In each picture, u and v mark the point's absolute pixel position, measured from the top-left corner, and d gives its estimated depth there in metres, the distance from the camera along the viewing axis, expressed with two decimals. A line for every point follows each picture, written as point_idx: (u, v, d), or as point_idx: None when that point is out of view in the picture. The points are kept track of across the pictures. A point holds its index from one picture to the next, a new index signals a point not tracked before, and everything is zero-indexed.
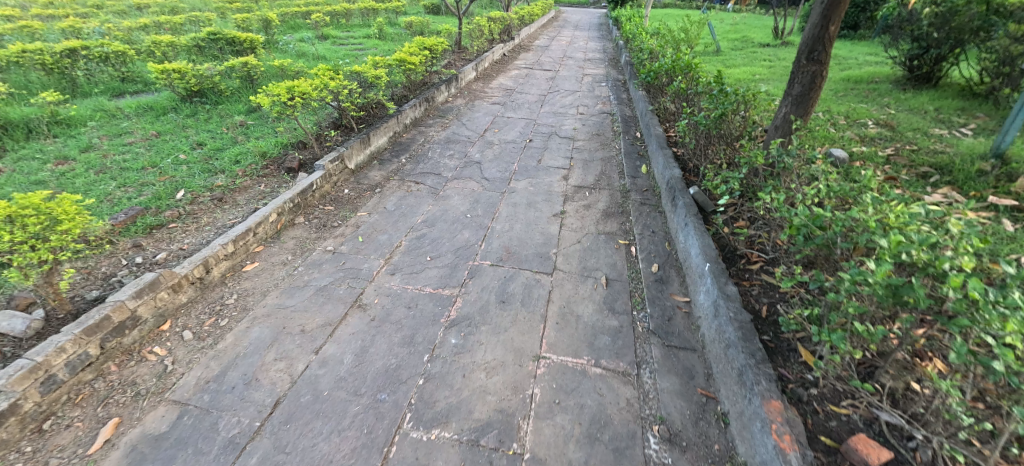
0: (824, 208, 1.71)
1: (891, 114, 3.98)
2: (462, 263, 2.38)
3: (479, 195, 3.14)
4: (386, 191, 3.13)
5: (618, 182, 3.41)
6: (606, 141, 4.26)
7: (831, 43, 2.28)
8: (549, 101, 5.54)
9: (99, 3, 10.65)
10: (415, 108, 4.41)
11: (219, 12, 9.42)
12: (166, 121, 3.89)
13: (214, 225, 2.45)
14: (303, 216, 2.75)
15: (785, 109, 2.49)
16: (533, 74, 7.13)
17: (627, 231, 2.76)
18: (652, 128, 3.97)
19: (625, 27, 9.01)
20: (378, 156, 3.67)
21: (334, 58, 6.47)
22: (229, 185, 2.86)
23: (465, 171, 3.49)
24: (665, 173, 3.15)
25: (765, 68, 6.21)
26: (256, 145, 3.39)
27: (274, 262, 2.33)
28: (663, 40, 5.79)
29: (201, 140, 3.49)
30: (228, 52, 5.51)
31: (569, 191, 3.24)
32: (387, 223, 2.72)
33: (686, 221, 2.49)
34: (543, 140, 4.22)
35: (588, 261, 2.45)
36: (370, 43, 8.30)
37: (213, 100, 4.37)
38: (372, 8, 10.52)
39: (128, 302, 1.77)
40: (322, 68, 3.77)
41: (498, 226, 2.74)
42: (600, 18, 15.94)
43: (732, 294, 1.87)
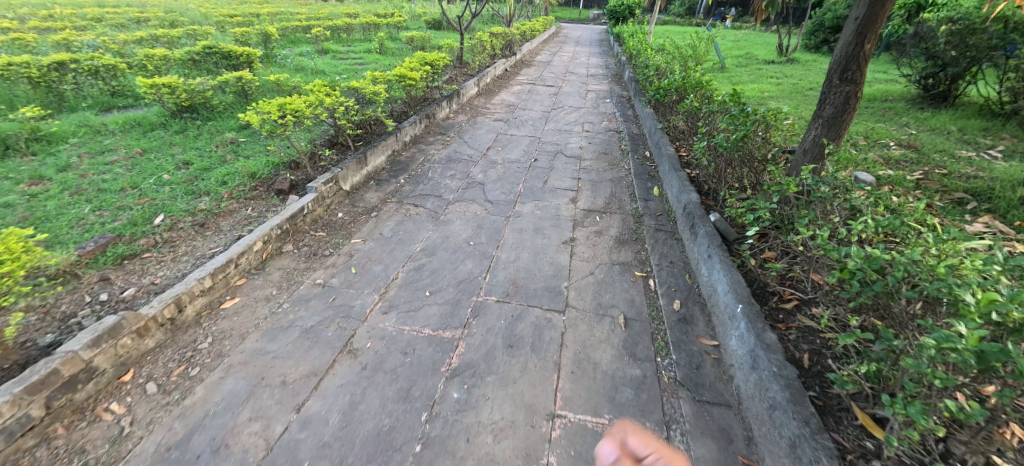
0: (878, 249, 1.51)
1: (913, 135, 3.81)
2: (464, 299, 2.16)
3: (482, 220, 2.93)
4: (383, 215, 2.93)
5: (630, 206, 3.21)
6: (614, 161, 4.08)
7: (866, 62, 2.11)
8: (553, 118, 5.39)
9: (98, 17, 10.58)
10: (415, 125, 4.24)
11: (218, 26, 9.33)
12: (153, 138, 3.70)
13: (191, 255, 2.24)
14: (292, 243, 2.54)
15: (816, 132, 2.31)
16: (536, 90, 6.99)
17: (643, 261, 2.55)
18: (663, 148, 3.80)
19: (629, 43, 8.93)
20: (375, 176, 3.48)
21: (333, 74, 6.33)
22: (212, 209, 2.66)
23: (468, 193, 3.30)
24: (681, 197, 2.96)
25: (773, 85, 6.09)
26: (246, 164, 3.19)
27: (257, 297, 2.11)
28: (670, 57, 5.66)
29: (188, 159, 3.29)
30: (224, 66, 5.36)
31: (578, 215, 3.04)
32: (382, 252, 2.51)
33: (709, 253, 2.28)
34: (548, 159, 4.04)
35: (603, 296, 2.23)
36: (371, 58, 8.19)
37: (204, 116, 4.18)
38: (373, 22, 10.47)
39: (82, 352, 1.54)
40: (318, 84, 3.60)
41: (504, 255, 2.53)
42: (601, 34, 15.99)
43: (772, 344, 1.65)
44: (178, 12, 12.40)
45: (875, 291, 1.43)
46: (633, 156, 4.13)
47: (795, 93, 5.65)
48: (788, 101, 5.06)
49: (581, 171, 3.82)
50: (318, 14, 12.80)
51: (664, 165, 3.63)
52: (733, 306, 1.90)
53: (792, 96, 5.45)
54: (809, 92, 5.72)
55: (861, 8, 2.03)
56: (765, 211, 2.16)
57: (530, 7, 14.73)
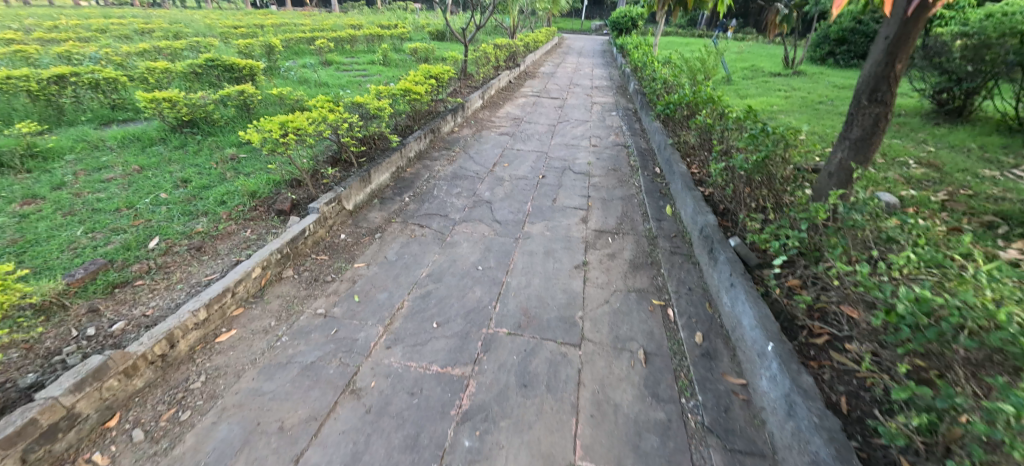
0: (928, 289, 1.39)
1: (931, 152, 3.70)
2: (473, 331, 2.04)
3: (490, 241, 2.82)
4: (388, 237, 2.82)
5: (642, 226, 3.10)
6: (624, 177, 3.98)
7: (897, 82, 2.00)
8: (560, 131, 5.30)
9: (102, 28, 10.59)
10: (420, 140, 4.15)
11: (222, 38, 9.33)
12: (152, 154, 3.61)
13: (186, 283, 2.14)
14: (293, 267, 2.43)
15: (841, 155, 2.20)
16: (541, 102, 6.93)
17: (660, 288, 2.43)
18: (675, 166, 3.70)
19: (633, 55, 8.89)
20: (379, 194, 3.39)
21: (336, 87, 6.28)
22: (210, 232, 2.56)
23: (475, 212, 3.19)
24: (697, 219, 2.85)
25: (782, 98, 6.01)
26: (246, 183, 3.10)
27: (254, 329, 1.99)
28: (677, 70, 5.59)
29: (187, 177, 3.20)
30: (226, 79, 5.29)
31: (590, 237, 2.93)
32: (387, 278, 2.39)
33: (731, 281, 2.15)
34: (556, 175, 3.94)
35: (620, 328, 2.11)
36: (374, 69, 8.15)
37: (204, 130, 4.10)
38: (377, 33, 10.47)
39: (64, 398, 1.42)
40: (322, 99, 3.52)
41: (514, 282, 2.41)
42: (604, 45, 16.01)
43: (810, 389, 1.52)
44: (183, 22, 12.46)
45: (927, 337, 1.31)
46: (643, 173, 4.03)
47: (805, 107, 5.56)
48: (798, 116, 4.98)
49: (590, 189, 3.71)
50: (321, 25, 12.83)
51: (676, 184, 3.52)
52: (762, 343, 1.78)
53: (802, 110, 5.36)
54: (819, 106, 5.64)
55: (891, 27, 1.94)
56: (792, 239, 2.04)
57: (533, 18, 14.77)
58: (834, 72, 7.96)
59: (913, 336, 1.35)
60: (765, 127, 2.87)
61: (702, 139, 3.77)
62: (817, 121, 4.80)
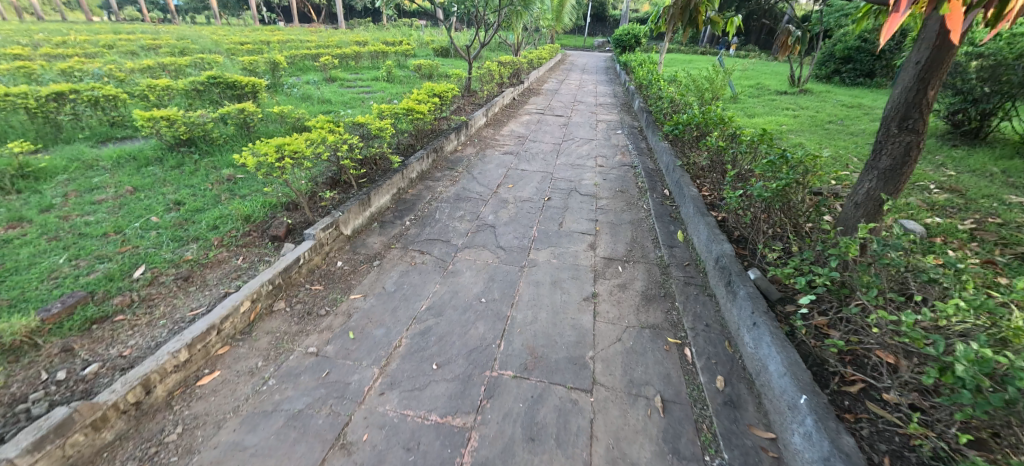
0: (988, 346, 1.23)
1: (952, 176, 3.57)
2: (475, 373, 1.88)
3: (494, 270, 2.68)
4: (386, 264, 2.69)
5: (653, 254, 2.96)
6: (632, 199, 3.86)
7: (929, 110, 1.88)
8: (565, 150, 5.20)
9: (109, 44, 10.65)
10: (422, 160, 4.06)
11: (228, 54, 9.36)
12: (147, 174, 3.51)
13: (169, 318, 2.01)
14: (285, 299, 2.29)
15: (869, 185, 2.07)
16: (545, 120, 6.85)
17: (675, 324, 2.27)
18: (685, 189, 3.57)
19: (638, 72, 8.85)
20: (378, 217, 3.27)
21: (339, 104, 6.23)
22: (199, 259, 2.43)
23: (479, 237, 3.07)
24: (712, 247, 2.70)
25: (790, 117, 5.92)
26: (241, 206, 2.99)
27: (239, 371, 1.84)
28: (684, 89, 5.51)
29: (180, 199, 3.10)
30: (228, 96, 5.23)
31: (598, 265, 2.79)
32: (384, 311, 2.25)
33: (754, 320, 2.00)
34: (562, 197, 3.82)
35: (635, 370, 1.95)
36: (378, 86, 8.12)
37: (202, 149, 4.02)
38: (381, 50, 10.51)
39: (20, 459, 1.28)
40: (322, 119, 3.43)
41: (519, 316, 2.27)
42: (607, 62, 16.09)
43: (853, 452, 1.36)
44: (190, 38, 12.59)
45: (993, 404, 1.15)
46: (652, 195, 3.91)
47: (815, 127, 5.45)
48: (810, 137, 4.86)
49: (598, 212, 3.58)
50: (326, 41, 12.92)
51: (687, 208, 3.39)
52: (793, 394, 1.62)
53: (813, 130, 5.25)
54: (829, 125, 5.53)
55: (922, 52, 1.82)
56: (819, 276, 1.89)
57: (537, 35, 14.87)
58: (840, 90, 7.88)
59: (975, 401, 1.18)
60: (782, 152, 2.74)
61: (714, 162, 3.65)
62: (828, 142, 4.68)
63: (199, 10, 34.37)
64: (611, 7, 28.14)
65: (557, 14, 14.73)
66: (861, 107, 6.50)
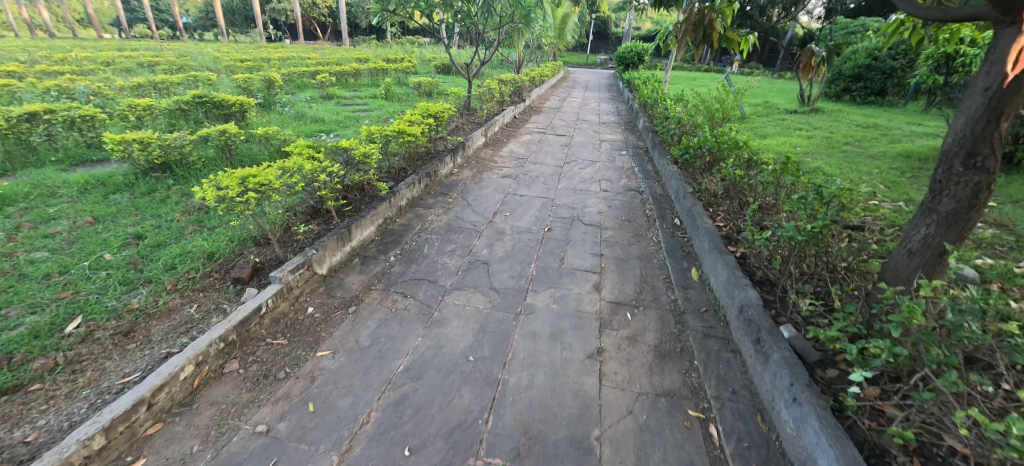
0: None
1: (994, 208, 3.23)
2: (456, 462, 1.54)
3: (485, 318, 2.36)
4: (364, 311, 2.38)
5: (666, 297, 2.63)
6: (640, 230, 3.55)
7: (1002, 145, 1.56)
8: (567, 173, 4.92)
9: (107, 61, 10.53)
10: (413, 186, 3.77)
11: (225, 71, 9.22)
12: (113, 202, 3.24)
13: (95, 388, 1.69)
14: (240, 357, 1.97)
15: (926, 230, 1.76)
16: (546, 140, 6.58)
17: (695, 390, 1.93)
18: (699, 220, 3.26)
19: (642, 90, 8.63)
20: (361, 252, 2.97)
21: (333, 124, 6.00)
22: (147, 308, 2.13)
23: (469, 276, 2.75)
24: (734, 293, 2.37)
25: (804, 138, 5.64)
26: (206, 241, 2.69)
27: (168, 459, 1.51)
28: (693, 109, 5.24)
29: (141, 233, 2.81)
30: (215, 115, 5.00)
31: (604, 312, 2.46)
32: (353, 374, 1.92)
33: (794, 395, 1.66)
34: (563, 227, 3.51)
35: (650, 458, 1.60)
36: (375, 104, 7.90)
37: (178, 174, 3.75)
38: (381, 67, 10.36)
39: None
40: (301, 144, 3.15)
41: (513, 380, 1.94)
42: (609, 79, 15.98)
43: None
44: (189, 55, 12.51)
45: None
46: (661, 225, 3.60)
47: (833, 149, 5.16)
48: (828, 160, 4.56)
49: (603, 245, 3.27)
50: (327, 59, 12.85)
51: (701, 243, 3.08)
52: None
53: (830, 153, 4.94)
54: (846, 147, 5.24)
55: (989, 77, 1.51)
56: (874, 345, 1.56)
57: (539, 53, 14.79)
58: (852, 109, 7.61)
59: None
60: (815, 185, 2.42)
61: (730, 190, 3.34)
62: (849, 166, 4.38)
63: (206, 28, 34.81)
64: (613, 25, 28.29)
65: (559, 32, 14.67)
66: (877, 127, 6.20)
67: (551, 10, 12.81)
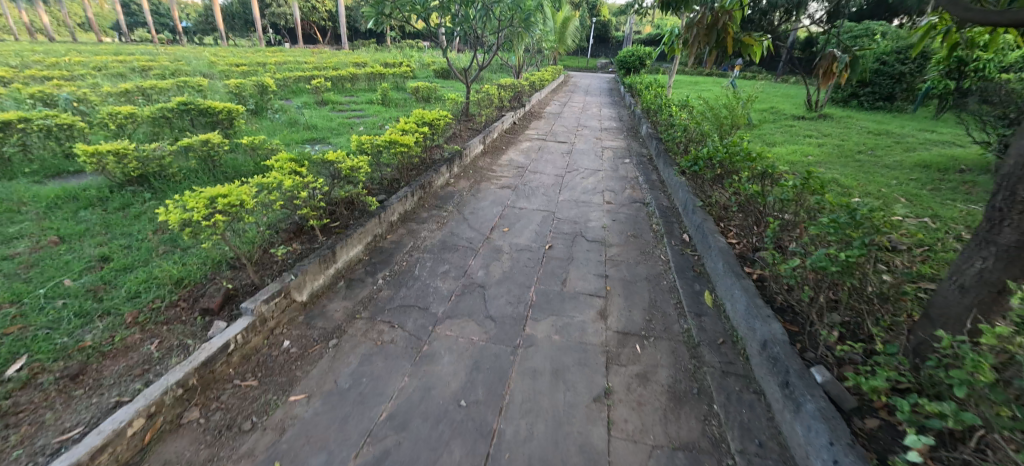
0: None
1: None
2: None
3: (479, 352, 2.13)
4: (346, 344, 2.15)
5: (679, 327, 2.40)
6: (647, 247, 3.33)
7: None
8: (568, 183, 4.70)
9: (100, 65, 10.33)
10: (405, 200, 3.56)
11: (219, 76, 9.02)
12: (82, 219, 3.02)
13: (27, 448, 1.47)
14: (202, 404, 1.75)
15: (981, 264, 1.54)
16: (547, 147, 6.37)
17: (717, 443, 1.70)
18: (711, 238, 3.05)
19: (644, 96, 8.44)
20: (347, 273, 2.74)
21: (326, 131, 5.80)
22: (102, 346, 1.91)
23: (464, 302, 2.52)
24: (755, 324, 2.15)
25: (815, 146, 5.45)
26: (178, 265, 2.48)
27: None
28: (699, 116, 5.04)
29: (108, 254, 2.58)
30: (201, 123, 4.79)
31: (612, 344, 2.24)
32: (330, 423, 1.70)
33: (836, 457, 1.43)
34: (565, 244, 3.29)
35: None
36: (371, 110, 7.70)
37: (156, 187, 3.54)
38: (378, 71, 10.18)
39: None
40: (284, 157, 2.93)
41: (509, 430, 1.71)
42: (610, 83, 15.82)
43: None
44: (184, 59, 12.34)
45: None
46: (669, 241, 3.39)
47: (846, 158, 4.94)
48: (842, 172, 4.36)
49: (607, 264, 3.05)
50: (324, 64, 12.67)
51: (714, 263, 2.87)
52: None
53: (844, 163, 4.73)
54: (859, 156, 5.04)
55: None
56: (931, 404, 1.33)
57: (539, 57, 14.62)
58: (862, 115, 7.40)
59: None
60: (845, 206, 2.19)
61: (744, 206, 3.12)
62: (864, 178, 4.17)
63: (206, 32, 34.77)
64: (613, 29, 28.20)
65: (560, 36, 14.51)
66: (888, 134, 6.00)
67: (551, 14, 12.64)
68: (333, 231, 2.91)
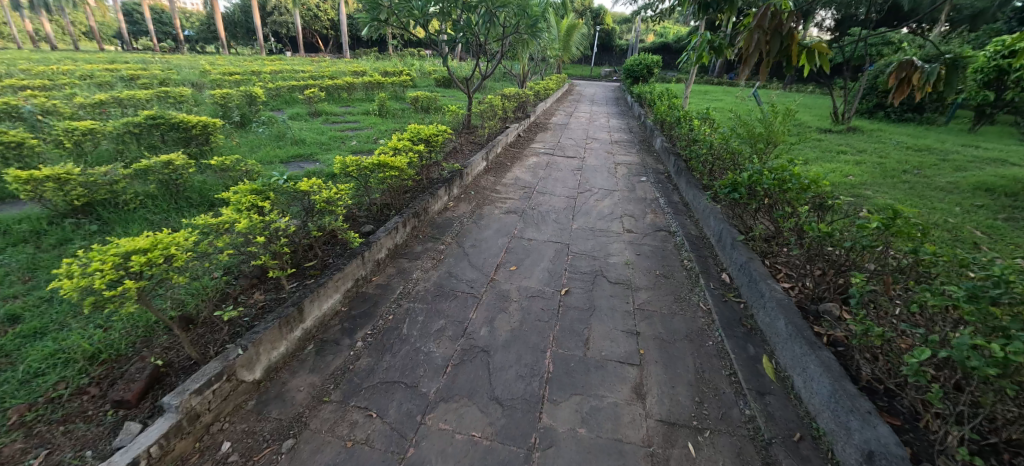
0: None
1: None
2: None
3: (482, 458, 1.61)
4: (306, 446, 1.62)
5: (739, 413, 1.87)
6: (682, 290, 2.80)
7: None
8: (581, 207, 4.19)
9: (86, 74, 9.88)
10: (395, 233, 3.05)
11: (208, 85, 8.60)
12: (6, 260, 2.51)
13: None
14: None
15: None
16: (556, 163, 5.86)
17: None
18: (762, 283, 2.53)
19: (657, 106, 7.94)
20: (319, 333, 2.23)
21: (314, 147, 5.32)
22: None
23: (462, 375, 1.99)
24: (850, 423, 1.62)
25: (852, 164, 4.93)
26: (103, 330, 1.97)
27: None
28: (728, 131, 4.51)
29: (18, 312, 2.06)
30: (173, 139, 4.33)
31: (656, 443, 1.70)
32: None
33: None
34: (584, 288, 2.77)
35: None
36: (367, 121, 7.21)
37: (105, 217, 3.03)
38: (376, 80, 9.72)
39: None
40: (244, 187, 2.38)
41: None
42: (615, 92, 15.41)
43: None
44: (174, 68, 11.89)
45: None
46: (706, 283, 2.87)
47: (892, 179, 4.40)
48: (894, 197, 3.82)
49: (637, 315, 2.52)
50: (321, 72, 12.26)
51: (769, 317, 2.35)
52: None
53: (893, 185, 4.19)
54: (905, 175, 4.51)
55: None
56: None
57: (543, 65, 14.21)
58: (894, 128, 6.88)
59: None
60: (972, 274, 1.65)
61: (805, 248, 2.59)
62: (923, 205, 3.64)
63: (207, 41, 34.73)
64: (616, 37, 27.88)
65: (564, 44, 14.13)
66: (930, 150, 5.45)
67: (556, 22, 12.24)
68: (305, 277, 2.41)
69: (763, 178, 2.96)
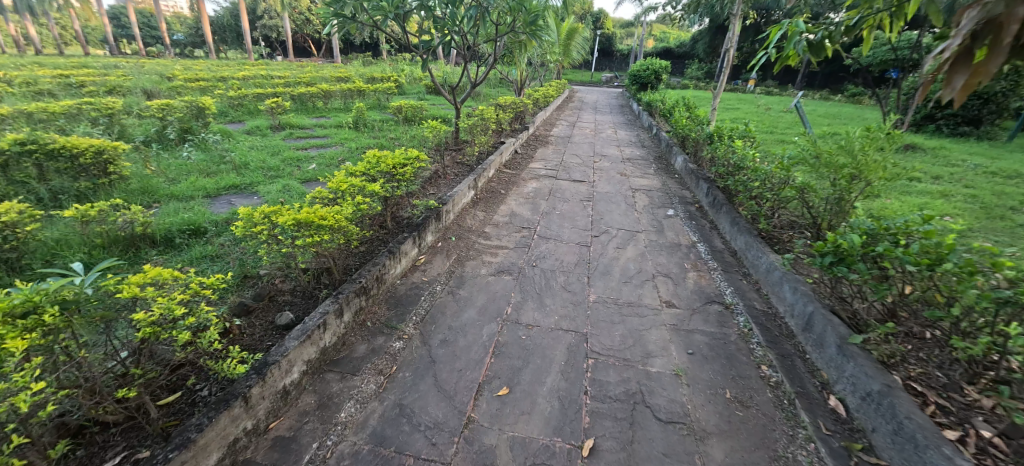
0: None
1: None
2: None
3: None
4: None
5: None
6: (773, 437, 1.73)
7: None
8: (598, 261, 3.13)
9: (28, 79, 8.71)
10: (322, 333, 1.97)
11: (160, 94, 7.54)
12: None
13: None
14: None
15: None
16: (560, 189, 4.81)
17: None
18: (933, 451, 1.46)
19: (673, 117, 6.89)
20: None
21: (260, 173, 4.27)
22: None
23: None
24: None
25: (939, 196, 3.89)
26: None
27: None
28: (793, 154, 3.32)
29: None
30: (50, 169, 3.25)
31: None
32: None
33: None
34: (618, 439, 1.68)
35: None
36: (337, 136, 6.12)
37: None
38: (357, 87, 8.64)
39: None
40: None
41: None
42: (621, 100, 14.47)
43: None
44: (135, 74, 10.71)
45: None
46: (813, 423, 1.79)
47: (1003, 221, 3.36)
48: None
49: None
50: (301, 78, 11.19)
51: None
52: None
53: (1011, 231, 3.16)
54: (1019, 215, 3.47)
55: None
56: None
57: (544, 70, 13.25)
58: (957, 145, 5.88)
59: None
60: None
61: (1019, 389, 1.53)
62: None
63: (197, 45, 33.91)
64: (617, 42, 27.02)
65: (565, 49, 13.15)
66: (1021, 176, 4.44)
67: (557, 25, 11.23)
68: (134, 446, 1.39)
69: (895, 249, 1.89)
